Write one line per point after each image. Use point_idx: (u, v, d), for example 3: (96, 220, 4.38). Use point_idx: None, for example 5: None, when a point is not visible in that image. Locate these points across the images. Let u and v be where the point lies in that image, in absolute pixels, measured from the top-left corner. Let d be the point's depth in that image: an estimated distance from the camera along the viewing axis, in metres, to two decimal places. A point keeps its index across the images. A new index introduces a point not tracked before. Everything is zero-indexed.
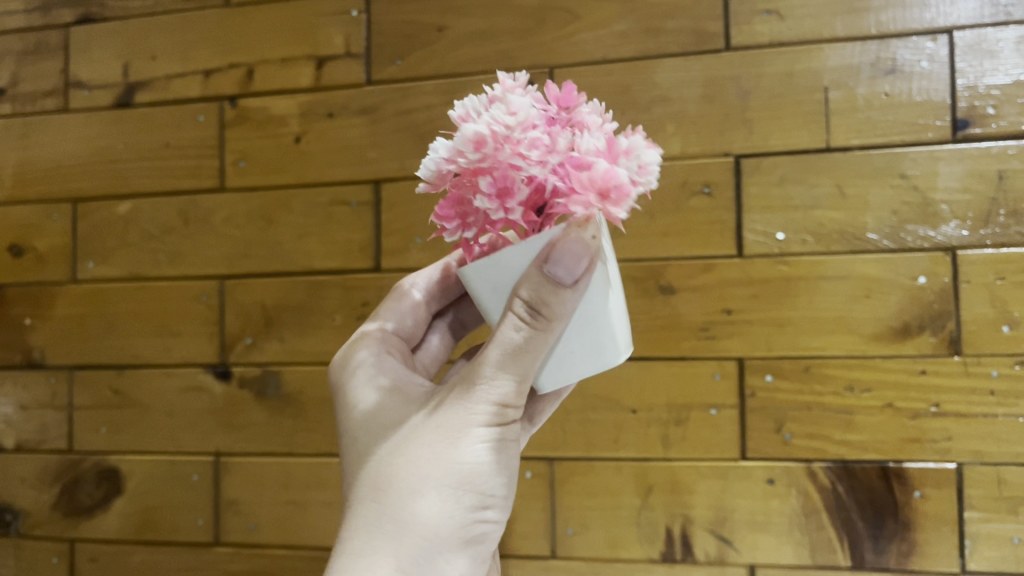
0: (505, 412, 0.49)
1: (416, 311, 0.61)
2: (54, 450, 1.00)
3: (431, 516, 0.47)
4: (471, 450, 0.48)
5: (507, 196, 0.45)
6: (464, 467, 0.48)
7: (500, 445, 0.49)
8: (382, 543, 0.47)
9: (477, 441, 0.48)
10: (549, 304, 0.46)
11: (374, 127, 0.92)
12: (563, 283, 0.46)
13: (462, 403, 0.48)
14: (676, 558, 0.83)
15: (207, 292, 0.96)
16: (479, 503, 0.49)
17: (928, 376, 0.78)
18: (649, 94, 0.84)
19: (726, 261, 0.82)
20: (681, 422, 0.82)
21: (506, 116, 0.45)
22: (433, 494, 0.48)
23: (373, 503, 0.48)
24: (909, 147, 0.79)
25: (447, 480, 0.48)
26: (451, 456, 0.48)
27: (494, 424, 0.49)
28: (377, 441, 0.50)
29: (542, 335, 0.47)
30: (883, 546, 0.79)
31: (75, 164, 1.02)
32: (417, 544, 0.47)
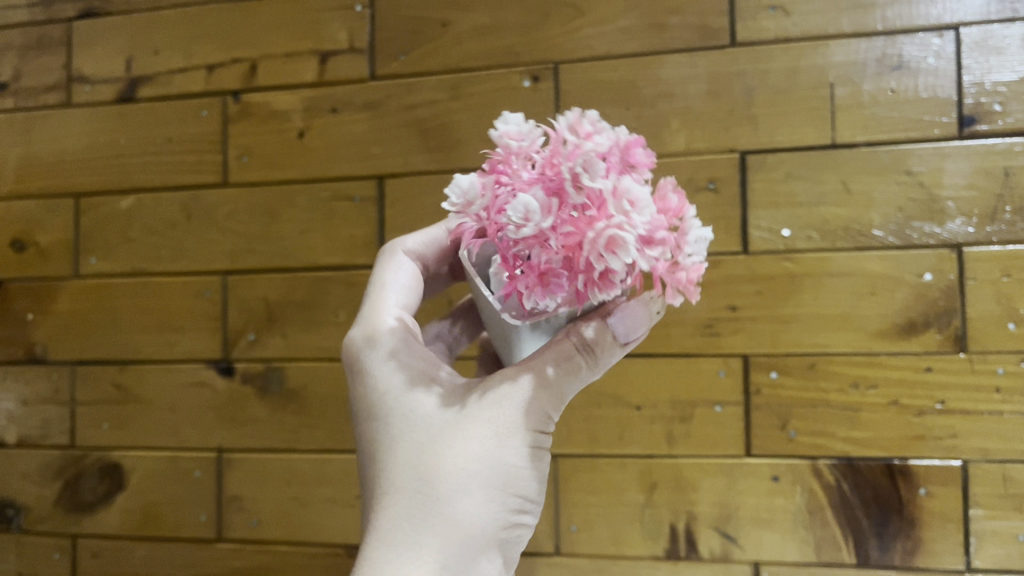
0: (551, 418, 0.49)
1: (416, 276, 0.58)
2: (55, 445, 1.00)
3: (478, 515, 0.46)
4: (520, 452, 0.48)
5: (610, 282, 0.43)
6: (512, 468, 0.48)
7: (544, 446, 0.49)
8: (427, 539, 0.45)
9: (526, 442, 0.48)
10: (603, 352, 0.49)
11: (378, 122, 0.91)
12: (620, 337, 0.49)
13: (514, 405, 0.48)
14: (680, 555, 0.83)
15: (210, 288, 0.96)
16: (521, 506, 0.48)
17: (934, 373, 0.78)
18: (654, 90, 0.84)
19: (731, 258, 0.82)
20: (686, 419, 0.82)
21: (630, 209, 0.40)
22: (481, 494, 0.47)
23: (416, 496, 0.47)
24: (915, 143, 0.79)
25: (495, 480, 0.47)
26: (502, 456, 0.47)
27: (542, 427, 0.49)
28: (418, 431, 0.48)
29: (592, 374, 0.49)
30: (888, 544, 0.79)
31: (77, 159, 1.02)
32: (465, 542, 0.46)
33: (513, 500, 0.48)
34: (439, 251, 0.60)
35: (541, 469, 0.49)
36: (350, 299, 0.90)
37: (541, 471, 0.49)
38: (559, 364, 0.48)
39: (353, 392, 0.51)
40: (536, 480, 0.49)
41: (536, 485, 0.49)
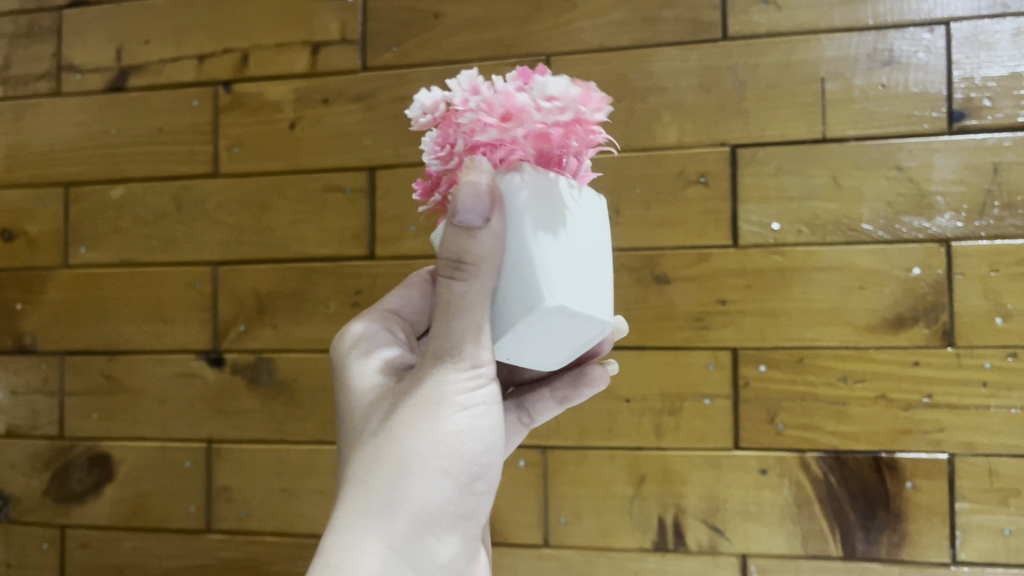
0: (481, 374, 0.48)
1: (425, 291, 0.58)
2: (44, 436, 1.00)
3: (419, 491, 0.46)
4: (453, 419, 0.47)
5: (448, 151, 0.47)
6: (445, 434, 0.47)
7: (479, 411, 0.48)
8: (371, 522, 0.45)
9: (457, 409, 0.47)
10: (472, 249, 0.45)
11: (369, 114, 0.91)
12: (476, 226, 0.44)
13: (434, 375, 0.47)
14: (668, 548, 0.83)
15: (200, 278, 0.96)
16: (467, 474, 0.48)
17: (921, 368, 0.78)
18: (646, 84, 0.84)
19: (722, 251, 0.82)
20: (675, 412, 0.82)
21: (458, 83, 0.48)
22: (419, 466, 0.46)
23: (359, 480, 0.47)
24: (905, 138, 0.79)
25: (431, 454, 0.47)
26: (434, 430, 0.47)
27: (471, 389, 0.48)
28: (364, 422, 0.49)
29: (476, 282, 0.45)
30: (874, 537, 0.79)
31: (65, 149, 1.01)
32: (408, 520, 0.46)
33: (454, 468, 0.47)
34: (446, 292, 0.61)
35: (483, 433, 0.49)
36: (341, 290, 0.91)
37: (483, 435, 0.49)
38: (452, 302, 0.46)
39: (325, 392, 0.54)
40: (477, 444, 0.48)
41: (479, 451, 0.48)
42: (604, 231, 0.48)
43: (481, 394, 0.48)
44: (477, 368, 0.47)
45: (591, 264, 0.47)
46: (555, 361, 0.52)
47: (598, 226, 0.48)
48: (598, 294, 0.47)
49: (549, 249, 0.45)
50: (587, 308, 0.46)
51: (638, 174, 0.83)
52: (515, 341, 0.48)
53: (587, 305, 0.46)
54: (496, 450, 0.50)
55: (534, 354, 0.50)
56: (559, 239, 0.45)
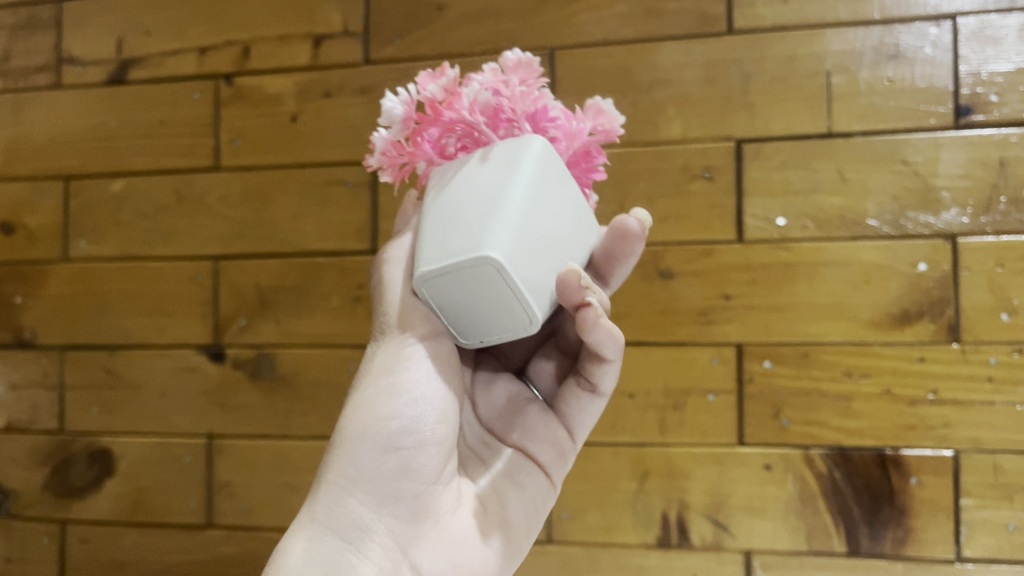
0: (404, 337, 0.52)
1: None
2: (43, 430, 0.99)
3: (337, 459, 0.50)
4: (370, 384, 0.52)
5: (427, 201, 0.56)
6: (363, 399, 0.51)
7: (399, 371, 0.51)
8: (305, 501, 0.50)
9: (375, 376, 0.52)
10: (388, 246, 0.54)
11: (371, 107, 0.91)
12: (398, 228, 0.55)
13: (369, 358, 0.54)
14: (671, 543, 0.83)
15: (201, 273, 0.95)
16: (387, 432, 0.50)
17: (927, 363, 0.78)
18: (650, 77, 0.83)
19: (726, 246, 0.81)
20: (679, 407, 0.82)
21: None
22: (340, 437, 0.51)
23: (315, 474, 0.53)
24: (911, 133, 0.79)
25: (349, 422, 0.51)
26: (356, 401, 0.52)
27: (389, 354, 0.52)
28: None
29: (390, 267, 0.53)
30: (879, 533, 0.79)
31: (65, 141, 1.00)
32: (327, 489, 0.49)
33: (372, 427, 0.50)
34: None
35: (403, 389, 0.51)
36: (344, 284, 0.90)
37: (405, 391, 0.51)
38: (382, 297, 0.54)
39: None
40: (397, 399, 0.51)
41: (401, 407, 0.50)
42: (516, 172, 0.48)
43: (404, 353, 0.52)
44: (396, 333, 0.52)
45: (477, 215, 0.47)
46: (531, 321, 0.47)
47: (511, 168, 0.48)
48: (474, 235, 0.46)
49: (435, 212, 0.49)
50: (449, 257, 0.46)
51: (643, 168, 0.83)
52: (459, 313, 0.49)
53: (455, 256, 0.46)
54: (426, 406, 0.51)
55: (495, 324, 0.48)
56: (444, 212, 0.49)
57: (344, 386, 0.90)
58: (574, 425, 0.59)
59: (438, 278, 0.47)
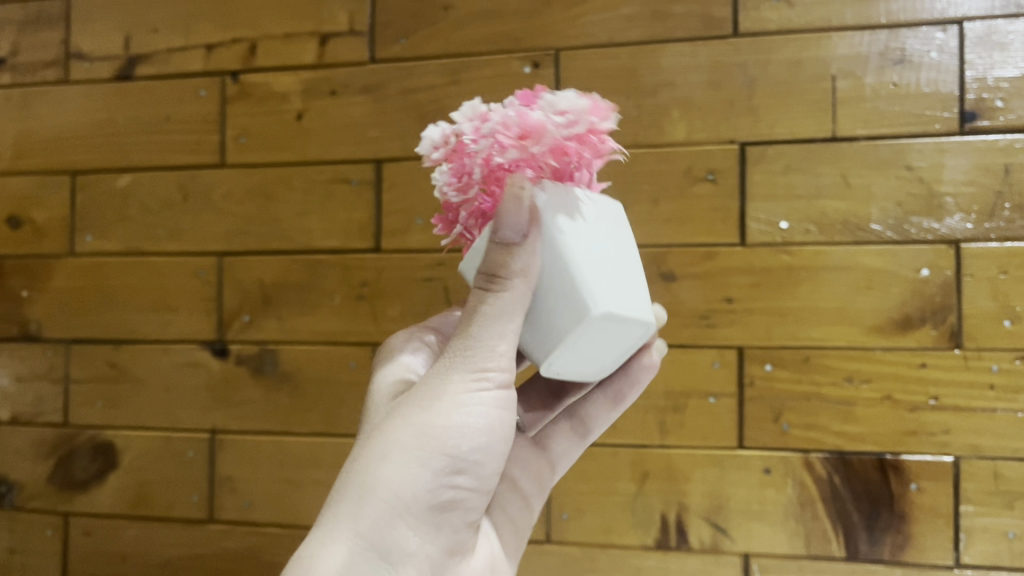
0: (488, 374, 0.50)
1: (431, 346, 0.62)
2: (48, 423, 1.00)
3: (396, 477, 0.48)
4: (446, 412, 0.49)
5: (466, 179, 0.50)
6: (435, 428, 0.49)
7: (477, 409, 0.50)
8: (345, 504, 0.48)
9: (454, 405, 0.50)
10: (497, 256, 0.48)
11: (377, 106, 0.91)
12: (513, 237, 0.47)
13: (441, 373, 0.50)
14: (670, 545, 0.83)
15: (205, 269, 0.96)
16: (449, 465, 0.50)
17: (928, 369, 0.78)
18: (655, 79, 0.83)
19: (729, 249, 0.81)
20: (680, 410, 0.82)
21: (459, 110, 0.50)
22: (401, 455, 0.48)
23: (345, 466, 0.50)
24: (916, 138, 0.78)
25: (417, 443, 0.49)
26: (427, 422, 0.49)
27: (472, 386, 0.50)
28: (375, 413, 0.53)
29: (492, 294, 0.49)
30: (877, 538, 0.79)
31: (73, 136, 1.01)
32: (378, 505, 0.47)
33: (439, 461, 0.49)
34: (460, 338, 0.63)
35: (475, 431, 0.50)
36: (347, 282, 0.91)
37: (475, 432, 0.50)
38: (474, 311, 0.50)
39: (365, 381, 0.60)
40: (466, 440, 0.50)
41: (470, 448, 0.50)
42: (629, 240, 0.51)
43: (483, 394, 0.50)
44: (483, 368, 0.50)
45: (625, 276, 0.49)
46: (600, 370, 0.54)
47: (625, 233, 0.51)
48: (634, 298, 0.49)
49: (586, 251, 0.48)
50: (628, 310, 0.48)
51: (646, 170, 0.83)
52: (570, 355, 0.50)
53: (631, 310, 0.48)
54: (488, 451, 0.51)
55: (584, 365, 0.52)
56: (599, 254, 0.48)
57: (347, 384, 0.90)
58: (553, 460, 0.65)
59: (604, 324, 0.48)
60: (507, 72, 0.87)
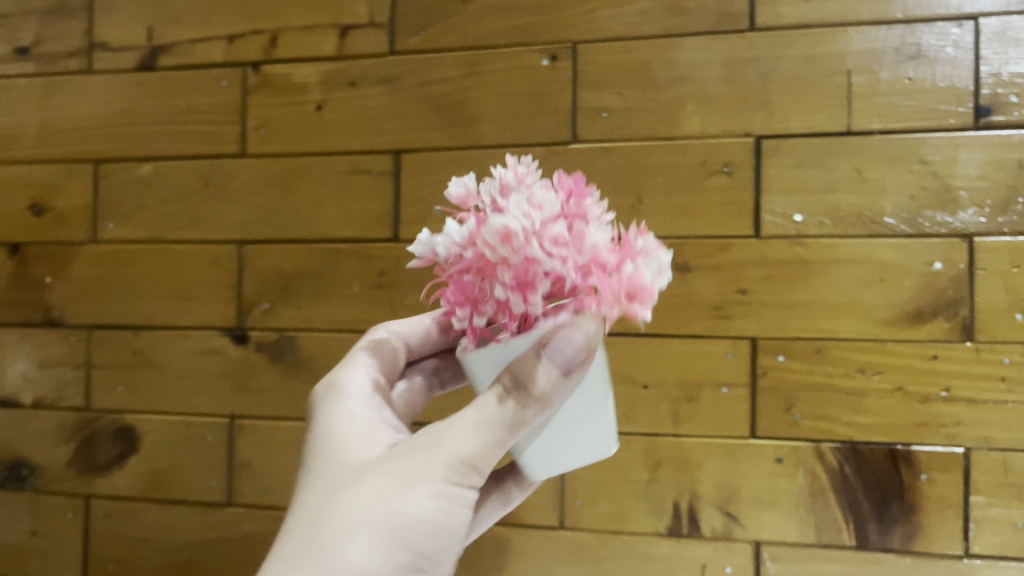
0: (470, 476, 0.49)
1: (394, 356, 0.63)
2: (70, 407, 1.02)
3: (361, 563, 0.45)
4: (420, 503, 0.47)
5: (529, 289, 0.47)
6: (409, 520, 0.46)
7: (450, 507, 0.48)
8: None
9: (431, 496, 0.47)
10: (525, 368, 0.48)
11: (395, 98, 0.92)
12: (557, 368, 0.48)
13: (423, 461, 0.48)
14: (681, 533, 0.84)
15: (225, 257, 0.97)
16: (411, 563, 0.47)
17: (940, 361, 0.79)
18: (671, 73, 0.84)
19: (743, 242, 0.82)
20: (693, 399, 0.83)
21: (533, 207, 0.47)
22: (368, 541, 0.45)
23: (300, 540, 0.46)
24: (931, 132, 0.79)
25: (387, 529, 0.46)
26: (402, 510, 0.47)
27: (451, 483, 0.48)
28: (330, 481, 0.49)
29: (499, 399, 0.49)
30: (887, 528, 0.80)
31: (96, 126, 1.02)
32: None
33: (404, 557, 0.46)
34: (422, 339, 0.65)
35: (441, 532, 0.48)
36: (365, 271, 0.92)
37: (441, 534, 0.48)
38: (481, 408, 0.49)
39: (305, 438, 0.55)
40: (432, 540, 0.48)
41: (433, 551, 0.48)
42: None
43: (459, 496, 0.49)
44: (469, 468, 0.49)
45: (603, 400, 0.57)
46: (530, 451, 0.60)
47: None
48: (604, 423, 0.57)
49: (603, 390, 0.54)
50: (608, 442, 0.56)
51: (661, 163, 0.84)
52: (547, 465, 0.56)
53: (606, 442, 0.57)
54: (445, 558, 0.49)
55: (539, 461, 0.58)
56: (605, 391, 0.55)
57: None
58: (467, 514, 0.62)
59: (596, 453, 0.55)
60: (526, 64, 0.88)
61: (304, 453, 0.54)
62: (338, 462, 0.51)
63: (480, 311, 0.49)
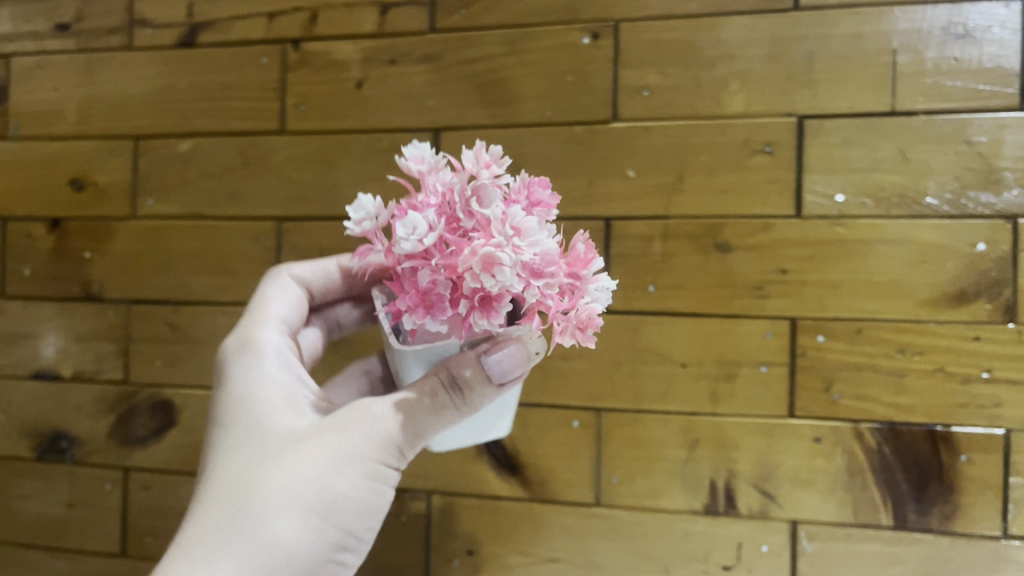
0: (397, 454, 0.55)
1: (300, 297, 0.67)
2: (109, 380, 1.03)
3: (289, 537, 0.51)
4: (351, 482, 0.53)
5: (494, 310, 0.51)
6: (337, 497, 0.53)
7: (376, 484, 0.55)
8: (229, 553, 0.50)
9: (360, 476, 0.54)
10: (465, 370, 0.54)
11: (435, 75, 0.92)
12: (494, 377, 0.54)
13: (356, 439, 0.54)
14: (718, 511, 0.84)
15: (264, 233, 0.98)
16: (338, 535, 0.54)
17: (982, 343, 0.79)
18: (714, 52, 0.84)
19: (785, 221, 0.82)
20: (731, 378, 0.84)
21: (514, 235, 0.49)
22: (297, 519, 0.52)
23: (230, 512, 0.51)
24: (976, 113, 0.79)
25: (316, 507, 0.52)
26: (331, 489, 0.53)
27: (379, 460, 0.54)
28: (258, 446, 0.54)
29: (436, 394, 0.55)
30: (925, 509, 0.80)
31: (136, 102, 1.03)
32: (269, 563, 0.50)
33: (330, 531, 0.53)
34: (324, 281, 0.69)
35: (367, 507, 0.55)
36: None
37: (367, 508, 0.55)
38: (423, 398, 0.55)
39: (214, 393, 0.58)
40: (358, 515, 0.54)
41: (358, 524, 0.55)
42: None
43: (386, 473, 0.55)
44: (399, 450, 0.55)
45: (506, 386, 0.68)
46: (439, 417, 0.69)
47: None
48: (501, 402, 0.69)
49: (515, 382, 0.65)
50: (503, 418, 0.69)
51: (703, 142, 0.84)
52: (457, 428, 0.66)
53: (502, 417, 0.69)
54: (370, 530, 0.56)
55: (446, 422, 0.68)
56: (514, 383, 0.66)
57: None
58: None
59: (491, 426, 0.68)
60: (568, 42, 0.88)
61: (217, 409, 0.57)
62: (259, 428, 0.55)
63: (436, 317, 0.51)
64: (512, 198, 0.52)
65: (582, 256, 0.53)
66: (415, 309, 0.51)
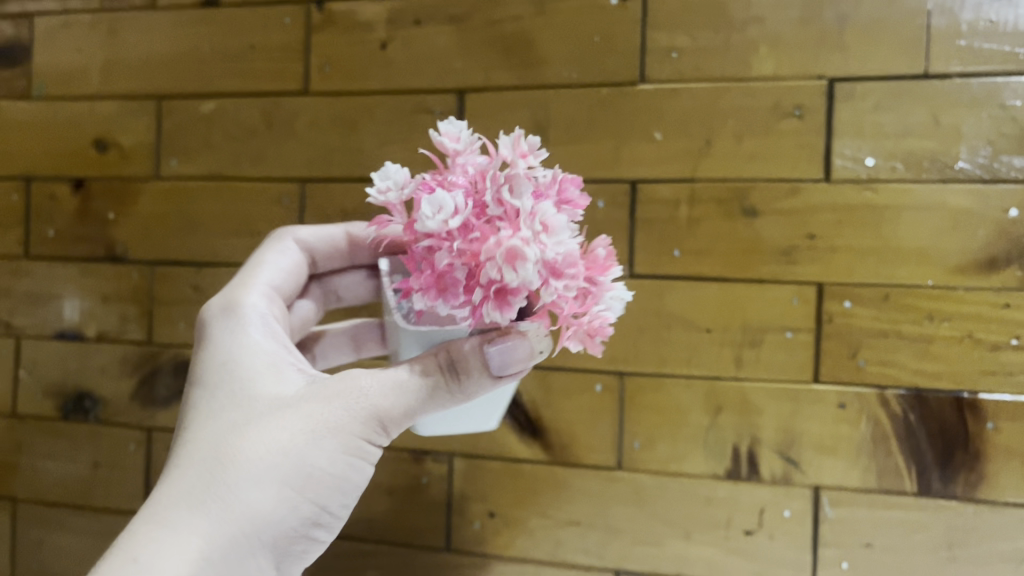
0: (381, 432, 0.55)
1: (296, 264, 0.70)
2: (133, 341, 1.04)
3: (262, 508, 0.52)
4: (329, 455, 0.54)
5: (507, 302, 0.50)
6: (315, 470, 0.53)
7: (354, 460, 0.55)
8: (199, 520, 0.50)
9: (339, 450, 0.54)
10: (463, 357, 0.55)
11: (461, 37, 0.92)
12: (492, 369, 0.55)
13: (339, 412, 0.54)
14: (741, 476, 0.84)
15: (288, 196, 0.97)
16: (313, 509, 0.54)
17: (1011, 310, 0.78)
18: (745, 14, 0.83)
19: (813, 185, 0.82)
20: (757, 344, 0.83)
21: (541, 230, 0.49)
22: (271, 490, 0.52)
23: (203, 477, 0.52)
24: (1011, 76, 0.78)
25: (292, 479, 0.53)
26: (309, 462, 0.53)
27: (361, 436, 0.55)
28: (238, 412, 0.54)
29: (428, 374, 0.55)
30: (950, 476, 0.80)
31: (159, 63, 1.03)
32: (239, 533, 0.51)
33: (304, 505, 0.53)
34: (325, 246, 0.73)
35: (344, 483, 0.55)
36: None
37: (344, 485, 0.55)
38: (416, 376, 0.55)
39: (197, 354, 0.59)
40: (335, 491, 0.55)
41: (333, 500, 0.55)
42: None
43: (368, 449, 0.55)
44: (383, 427, 0.55)
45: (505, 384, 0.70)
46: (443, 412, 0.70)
47: None
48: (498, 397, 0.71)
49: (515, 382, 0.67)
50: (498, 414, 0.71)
51: (731, 105, 0.83)
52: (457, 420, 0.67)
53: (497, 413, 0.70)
54: (344, 507, 0.56)
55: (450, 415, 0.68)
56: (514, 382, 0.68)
57: None
58: None
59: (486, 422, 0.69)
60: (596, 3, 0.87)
61: (199, 372, 0.57)
62: (241, 394, 0.55)
63: (448, 300, 0.51)
64: (543, 190, 0.52)
65: (602, 262, 0.56)
66: (428, 289, 0.51)
